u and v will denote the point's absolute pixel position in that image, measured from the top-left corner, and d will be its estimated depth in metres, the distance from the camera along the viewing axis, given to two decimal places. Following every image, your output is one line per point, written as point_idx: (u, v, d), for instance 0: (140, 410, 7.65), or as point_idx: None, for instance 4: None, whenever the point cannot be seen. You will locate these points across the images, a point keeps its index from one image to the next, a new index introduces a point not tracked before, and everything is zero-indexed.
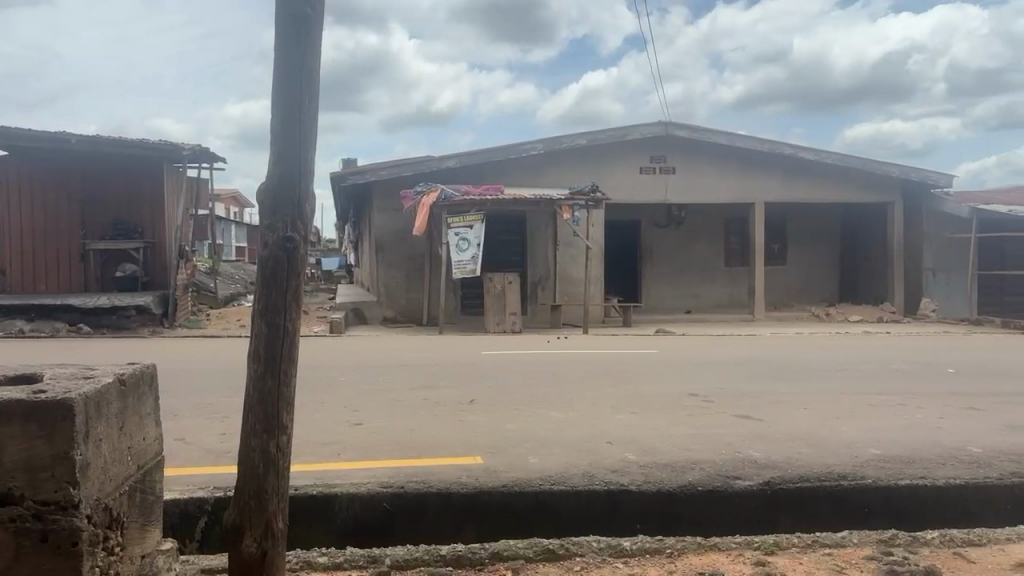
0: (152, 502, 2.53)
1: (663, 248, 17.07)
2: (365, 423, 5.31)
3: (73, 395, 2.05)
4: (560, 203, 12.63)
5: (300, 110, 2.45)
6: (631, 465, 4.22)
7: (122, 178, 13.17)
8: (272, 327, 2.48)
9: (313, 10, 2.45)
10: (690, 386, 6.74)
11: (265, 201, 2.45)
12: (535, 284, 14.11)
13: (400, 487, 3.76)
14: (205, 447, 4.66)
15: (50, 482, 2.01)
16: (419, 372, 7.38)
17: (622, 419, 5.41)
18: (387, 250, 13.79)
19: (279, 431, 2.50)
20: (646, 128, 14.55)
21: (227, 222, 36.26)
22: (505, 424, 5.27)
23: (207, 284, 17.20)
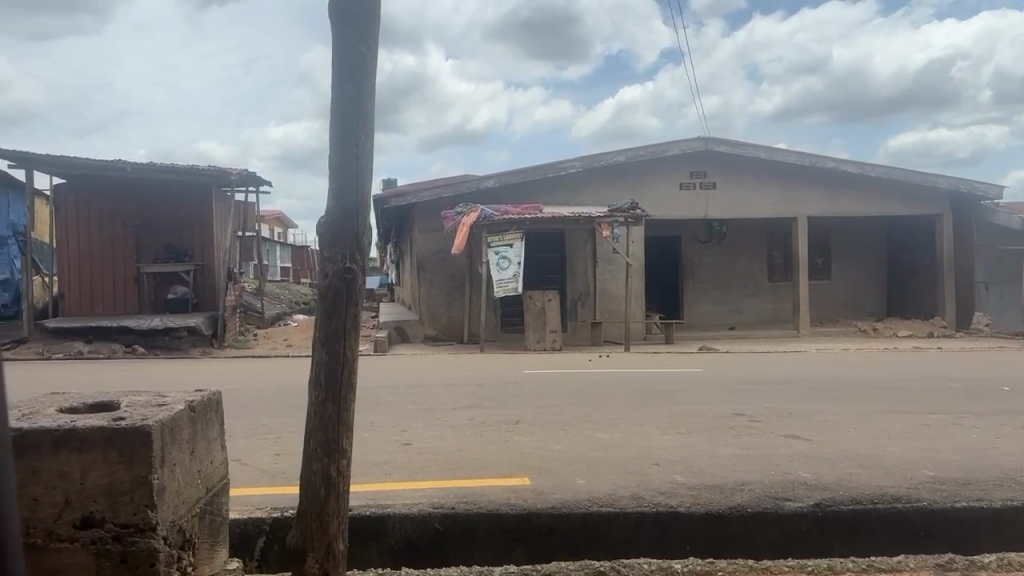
0: (219, 524, 2.63)
1: (704, 263, 16.93)
2: (414, 443, 5.41)
3: (149, 423, 2.17)
4: (600, 220, 12.62)
5: (356, 145, 2.55)
6: (680, 486, 4.23)
7: (174, 202, 13.64)
8: (331, 355, 2.58)
9: (366, 48, 2.57)
10: (737, 405, 6.70)
11: (326, 233, 2.57)
12: (576, 301, 14.10)
13: (451, 508, 3.83)
14: (261, 467, 4.78)
15: (130, 505, 2.12)
16: (465, 392, 7.46)
17: (667, 439, 5.41)
18: (427, 269, 13.96)
19: (339, 455, 2.59)
20: (684, 144, 14.50)
21: (273, 242, 37.16)
22: (551, 444, 5.32)
23: (255, 304, 17.55)
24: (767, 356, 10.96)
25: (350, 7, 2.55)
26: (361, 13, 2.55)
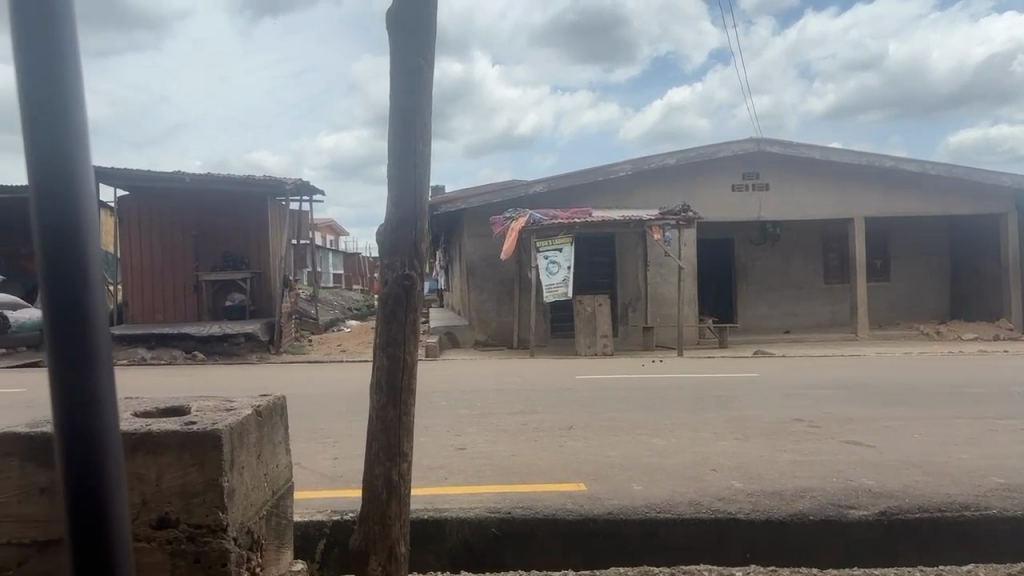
0: (284, 526, 2.69)
1: (758, 266, 16.65)
2: (468, 448, 5.45)
3: (220, 427, 2.24)
4: (651, 224, 12.55)
5: (414, 155, 2.59)
6: (738, 493, 4.17)
7: (231, 212, 14.00)
8: (392, 359, 2.63)
9: (425, 61, 2.62)
10: (794, 411, 6.58)
11: (386, 241, 2.62)
12: (626, 306, 14.01)
13: (508, 513, 3.84)
14: (320, 471, 4.87)
15: (202, 507, 2.19)
16: (517, 397, 7.48)
17: (724, 445, 5.34)
18: (476, 275, 14.03)
19: (400, 458, 2.63)
20: (735, 146, 14.29)
21: (325, 250, 37.87)
22: (606, 449, 5.30)
23: (309, 310, 17.88)
24: (823, 361, 10.71)
25: (409, 19, 2.60)
26: (419, 24, 2.60)
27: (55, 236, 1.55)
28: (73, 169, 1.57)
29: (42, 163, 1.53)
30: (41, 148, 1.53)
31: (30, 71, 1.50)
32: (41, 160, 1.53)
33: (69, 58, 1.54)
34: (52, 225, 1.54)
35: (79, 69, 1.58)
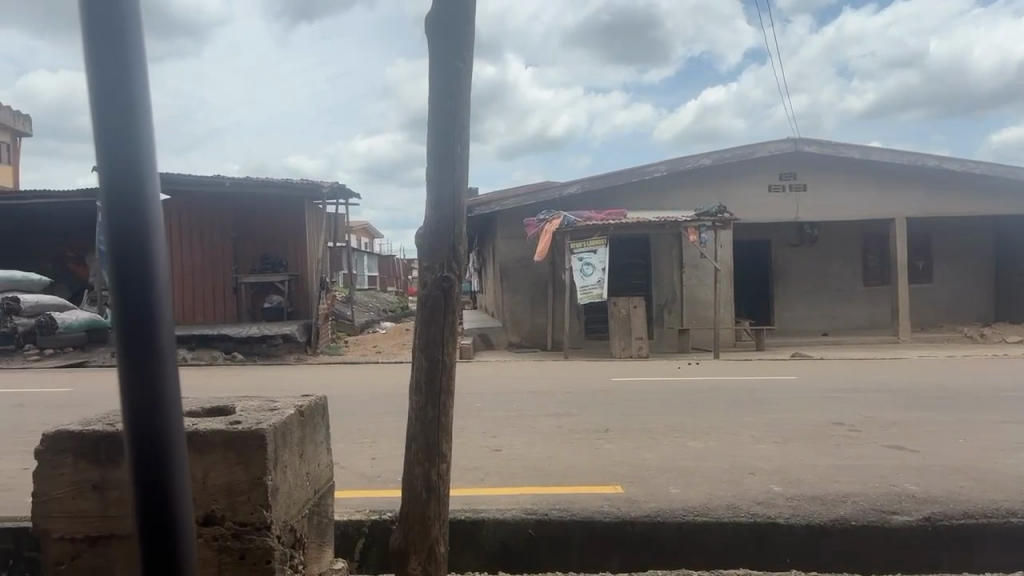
0: (326, 525, 2.73)
1: (796, 267, 16.42)
2: (504, 449, 5.47)
3: (265, 427, 2.29)
4: (687, 225, 12.46)
5: (453, 158, 2.62)
6: (778, 497, 4.12)
7: (269, 215, 14.22)
8: (431, 361, 2.65)
9: (464, 64, 2.64)
10: (833, 414, 6.49)
11: (425, 243, 2.65)
12: (662, 308, 13.93)
13: (545, 514, 3.85)
14: (358, 471, 4.91)
15: (247, 505, 2.23)
16: (552, 399, 7.48)
17: (763, 449, 5.28)
18: (510, 277, 14.06)
19: (439, 459, 2.65)
20: (772, 146, 14.13)
21: (360, 252, 38.27)
22: (643, 452, 5.28)
23: (344, 312, 18.08)
24: (862, 364, 10.54)
25: (448, 23, 2.62)
26: (457, 27, 2.62)
27: (130, 240, 1.65)
28: (142, 176, 1.66)
29: (116, 167, 1.62)
30: (116, 154, 1.62)
31: (105, 90, 1.58)
32: (115, 165, 1.62)
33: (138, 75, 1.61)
34: (123, 230, 1.64)
35: (145, 78, 1.65)
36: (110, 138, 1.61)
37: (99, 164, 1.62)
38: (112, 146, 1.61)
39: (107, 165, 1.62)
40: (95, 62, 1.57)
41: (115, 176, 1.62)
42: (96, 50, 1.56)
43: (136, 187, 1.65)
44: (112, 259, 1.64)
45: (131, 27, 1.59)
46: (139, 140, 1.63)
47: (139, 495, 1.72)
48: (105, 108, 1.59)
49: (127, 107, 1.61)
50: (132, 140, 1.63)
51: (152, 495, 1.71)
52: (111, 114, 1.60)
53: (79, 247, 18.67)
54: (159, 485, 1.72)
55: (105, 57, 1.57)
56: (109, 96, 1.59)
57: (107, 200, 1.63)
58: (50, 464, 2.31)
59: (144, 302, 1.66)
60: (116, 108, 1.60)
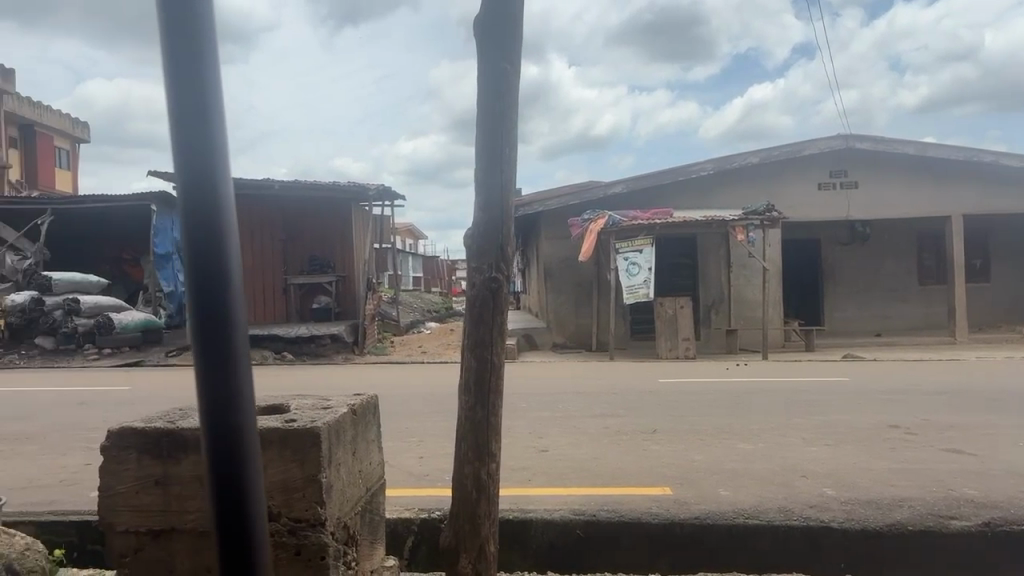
0: (377, 522, 2.77)
1: (848, 267, 16.07)
2: (551, 450, 5.47)
3: (319, 425, 2.33)
4: (734, 224, 12.29)
5: (501, 161, 2.63)
6: (831, 500, 4.05)
7: (317, 217, 14.48)
8: (481, 361, 2.66)
9: (512, 66, 2.65)
10: (887, 416, 6.34)
11: (473, 244, 2.67)
12: (709, 309, 13.80)
13: (593, 515, 3.84)
14: (407, 470, 4.97)
15: (302, 501, 2.27)
16: (598, 400, 7.46)
17: (814, 451, 5.18)
18: (554, 277, 14.04)
19: (488, 458, 2.67)
20: (823, 142, 13.85)
21: (405, 253, 38.66)
22: (691, 453, 5.23)
23: (390, 312, 18.29)
24: (916, 365, 10.29)
25: (496, 26, 2.63)
26: (506, 30, 2.63)
27: (205, 244, 1.67)
28: (217, 180, 1.67)
29: (191, 172, 1.64)
30: (192, 160, 1.64)
31: (180, 98, 1.60)
32: (190, 171, 1.64)
33: (211, 83, 1.62)
34: (198, 234, 1.67)
35: (219, 85, 1.66)
36: (186, 143, 1.63)
37: (176, 168, 1.64)
38: (188, 152, 1.63)
39: (184, 169, 1.64)
40: (171, 70, 1.59)
41: (191, 180, 1.64)
42: (173, 57, 1.58)
43: (211, 190, 1.67)
44: (188, 262, 1.67)
45: (205, 33, 1.60)
46: (213, 146, 1.65)
47: (216, 488, 1.77)
48: (180, 114, 1.61)
49: (202, 113, 1.63)
50: (207, 145, 1.65)
51: (227, 490, 1.76)
52: (187, 120, 1.62)
53: (134, 250, 19.27)
54: (234, 480, 1.76)
55: (181, 65, 1.59)
56: (185, 103, 1.61)
57: (184, 204, 1.66)
58: (115, 459, 2.39)
59: (219, 303, 1.69)
60: (190, 114, 1.62)
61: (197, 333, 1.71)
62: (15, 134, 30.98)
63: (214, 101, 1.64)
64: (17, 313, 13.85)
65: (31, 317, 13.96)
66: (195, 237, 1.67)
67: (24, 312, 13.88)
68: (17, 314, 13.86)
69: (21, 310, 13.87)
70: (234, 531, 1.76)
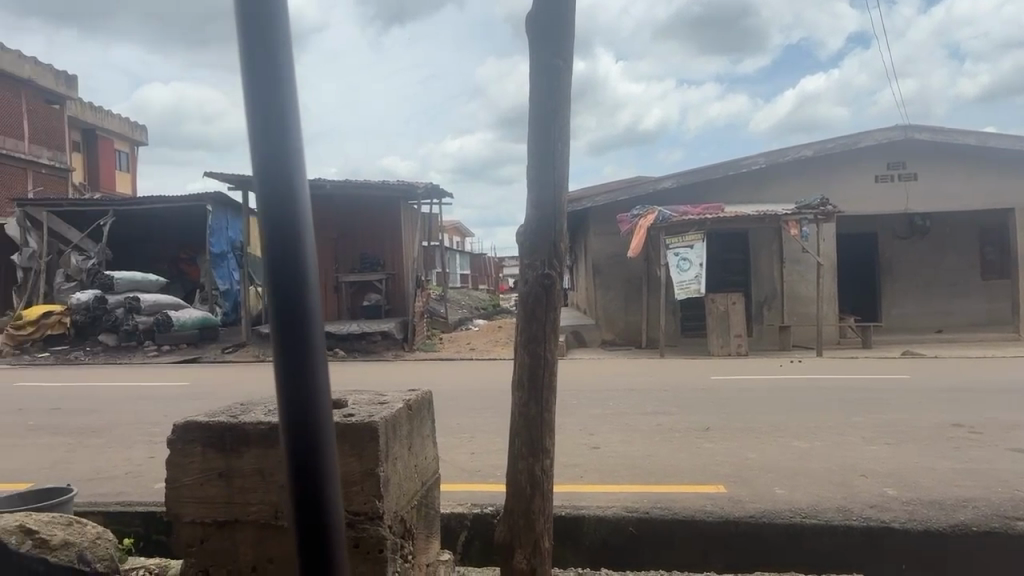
0: (432, 517, 2.80)
1: (906, 261, 15.63)
2: (602, 447, 5.44)
3: (376, 420, 2.37)
4: (787, 218, 12.05)
5: (553, 159, 2.63)
6: (892, 501, 3.95)
7: (367, 216, 14.66)
8: (534, 356, 2.66)
9: (564, 64, 2.65)
10: (950, 415, 6.15)
11: (527, 242, 2.67)
12: (761, 305, 13.57)
13: (646, 512, 3.81)
14: (459, 465, 5.00)
15: (361, 495, 2.31)
16: (649, 397, 7.39)
17: (874, 450, 5.05)
18: (603, 273, 13.98)
19: (543, 455, 2.67)
20: (879, 134, 13.48)
21: (453, 251, 38.90)
22: (745, 451, 5.15)
23: (439, 309, 18.43)
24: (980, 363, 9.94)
25: (548, 24, 2.63)
26: (557, 27, 2.63)
27: (283, 254, 1.56)
28: (295, 186, 1.57)
29: (269, 178, 1.54)
30: (270, 164, 1.54)
31: (257, 99, 1.51)
32: (268, 176, 1.54)
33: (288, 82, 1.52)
34: (276, 243, 1.56)
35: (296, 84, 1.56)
36: (263, 146, 1.53)
37: (253, 173, 1.54)
38: (265, 156, 1.53)
39: (261, 174, 1.54)
40: (250, 69, 1.50)
41: (269, 186, 1.53)
42: (250, 56, 1.50)
43: (290, 193, 1.56)
44: (267, 274, 1.56)
45: (280, 30, 1.51)
46: (289, 149, 1.54)
47: (297, 509, 1.65)
48: (257, 115, 1.51)
49: (279, 113, 1.53)
50: (285, 148, 1.55)
51: (308, 511, 1.64)
52: (263, 122, 1.52)
53: (191, 249, 19.77)
54: (315, 502, 1.64)
55: (257, 63, 1.50)
56: (261, 102, 1.51)
57: (262, 209, 1.56)
58: (181, 452, 2.46)
59: (299, 315, 1.58)
60: (267, 116, 1.52)
61: (279, 348, 1.60)
62: (79, 138, 32.07)
63: (291, 100, 1.54)
64: (80, 313, 14.26)
65: (94, 316, 14.34)
66: (272, 244, 1.56)
67: (86, 312, 14.27)
68: (80, 314, 14.28)
69: (83, 310, 14.26)
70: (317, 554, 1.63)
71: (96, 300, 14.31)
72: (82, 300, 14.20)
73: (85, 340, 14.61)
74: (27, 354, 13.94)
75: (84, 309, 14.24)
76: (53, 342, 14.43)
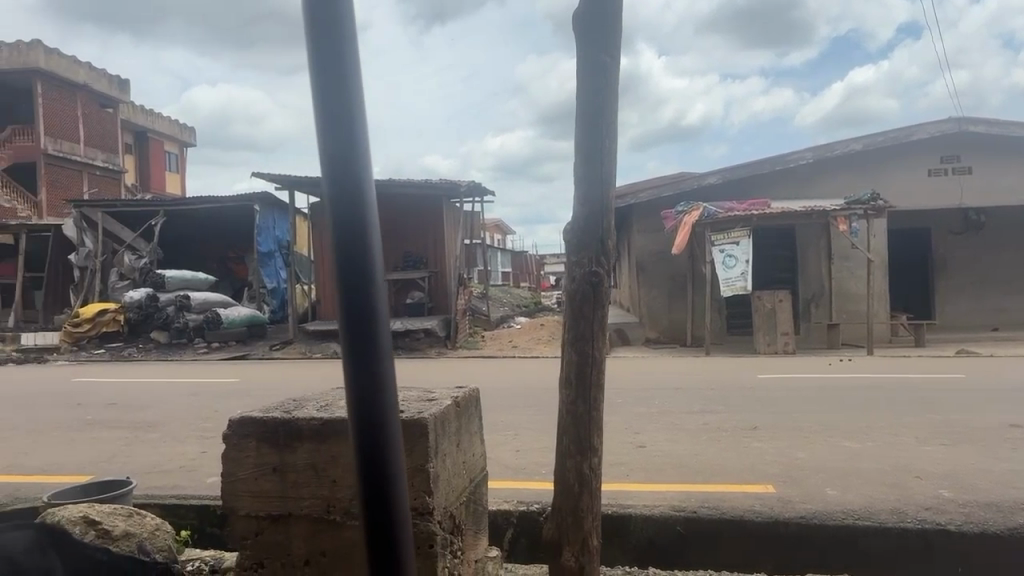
0: (480, 514, 2.81)
1: (960, 258, 15.19)
2: (648, 446, 5.40)
3: (425, 416, 2.39)
4: (836, 213, 11.82)
5: (600, 156, 2.62)
6: (948, 502, 3.85)
7: (410, 214, 14.78)
8: (582, 354, 2.66)
9: (611, 60, 2.63)
10: (1008, 416, 5.96)
11: (575, 240, 2.66)
12: (809, 303, 13.32)
13: (694, 512, 3.78)
14: (505, 463, 5.01)
15: (410, 491, 2.34)
16: (695, 396, 7.31)
17: (929, 451, 4.93)
18: (647, 270, 13.88)
19: (591, 452, 2.66)
20: (932, 126, 13.14)
21: (494, 249, 38.97)
22: (794, 451, 5.07)
23: (481, 307, 18.50)
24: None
25: (594, 22, 2.62)
26: (604, 24, 2.61)
27: (351, 254, 1.54)
28: (365, 184, 1.55)
29: (338, 177, 1.52)
30: (338, 162, 1.52)
31: (326, 97, 1.48)
32: (338, 175, 1.52)
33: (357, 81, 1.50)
34: (345, 243, 1.54)
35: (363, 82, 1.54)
36: (333, 145, 1.50)
37: (321, 172, 1.53)
38: (336, 155, 1.51)
39: (329, 173, 1.52)
40: (320, 68, 1.48)
41: (338, 185, 1.52)
42: (319, 54, 1.47)
43: (359, 195, 1.54)
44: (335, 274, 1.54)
45: (344, 28, 1.49)
46: (360, 146, 1.52)
47: (366, 507, 1.64)
48: (325, 114, 1.49)
49: (347, 111, 1.50)
50: (355, 146, 1.52)
51: (376, 510, 1.63)
52: (332, 120, 1.49)
53: (238, 248, 20.16)
54: (383, 501, 1.63)
55: (328, 62, 1.48)
56: (331, 102, 1.49)
57: (330, 208, 1.54)
58: (236, 447, 2.52)
59: (367, 315, 1.57)
60: (335, 115, 1.49)
61: (347, 348, 1.59)
62: (131, 140, 32.93)
63: (359, 98, 1.52)
64: (134, 311, 14.68)
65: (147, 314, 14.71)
66: (340, 242, 1.54)
67: (140, 309, 14.68)
68: (134, 311, 14.69)
69: (136, 307, 14.67)
70: (385, 552, 1.63)
71: (150, 298, 14.73)
72: (135, 298, 14.63)
73: (139, 338, 15.00)
74: (83, 350, 14.38)
75: (137, 307, 14.65)
76: (108, 340, 14.86)
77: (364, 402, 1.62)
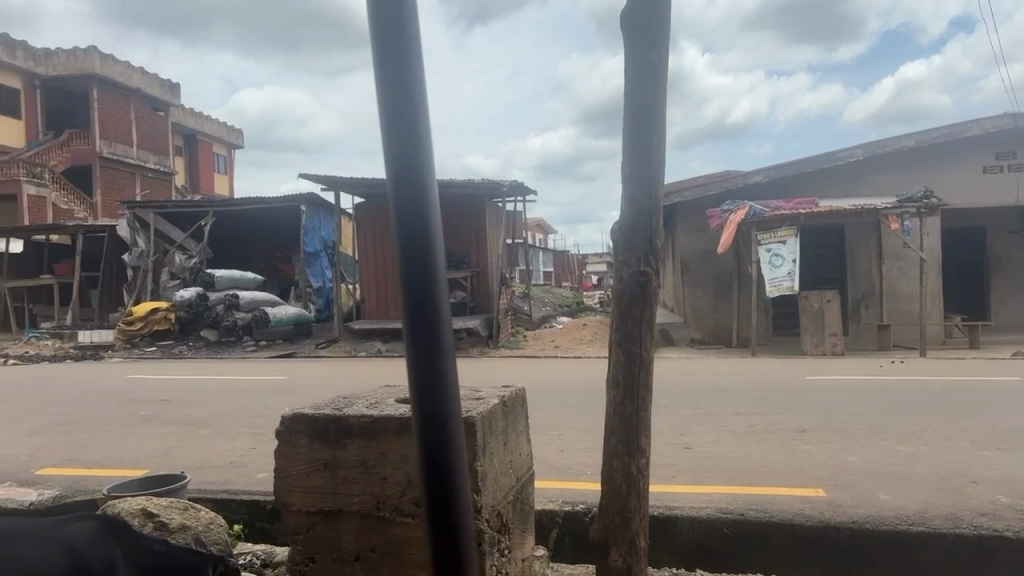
0: (527, 512, 2.82)
1: (1017, 257, 14.73)
2: (694, 447, 5.34)
3: (473, 414, 2.41)
4: (887, 212, 11.56)
5: (649, 153, 2.60)
6: (1006, 509, 3.73)
7: (453, 214, 14.86)
8: (630, 354, 2.65)
9: (659, 57, 2.62)
10: None
11: (624, 239, 2.65)
12: (859, 302, 13.03)
13: (741, 514, 3.73)
14: (549, 463, 5.01)
15: None
16: (741, 397, 7.21)
17: (987, 456, 4.78)
18: (691, 270, 13.78)
19: (638, 453, 2.65)
20: (987, 122, 12.75)
21: (536, 249, 38.97)
22: (845, 455, 4.97)
23: (523, 306, 18.52)
24: None
25: (643, 20, 2.61)
26: (652, 22, 2.60)
27: (413, 252, 1.55)
28: (428, 183, 1.56)
29: (403, 177, 1.53)
30: (402, 161, 1.53)
31: (391, 96, 1.49)
32: (402, 174, 1.53)
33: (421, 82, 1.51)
34: (408, 242, 1.56)
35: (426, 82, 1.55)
36: (398, 146, 1.52)
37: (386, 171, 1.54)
38: (401, 155, 1.52)
39: (393, 172, 1.53)
40: (385, 67, 1.48)
41: (402, 185, 1.53)
42: (386, 54, 1.48)
43: (422, 194, 1.55)
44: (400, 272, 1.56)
45: (409, 28, 1.50)
46: (424, 146, 1.54)
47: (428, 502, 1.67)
48: (390, 114, 1.51)
49: (411, 110, 1.51)
50: (419, 146, 1.54)
51: (438, 505, 1.65)
52: (397, 120, 1.51)
53: (285, 248, 20.55)
54: (445, 497, 1.65)
55: (394, 62, 1.49)
56: (396, 102, 1.50)
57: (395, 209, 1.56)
58: (289, 443, 2.56)
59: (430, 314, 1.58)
60: (401, 114, 1.50)
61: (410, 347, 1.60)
62: (180, 143, 33.76)
63: (423, 97, 1.52)
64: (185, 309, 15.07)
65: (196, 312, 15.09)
66: (405, 240, 1.56)
67: (190, 308, 15.05)
68: (184, 309, 15.08)
69: (187, 306, 15.05)
70: (446, 547, 1.65)
71: (199, 297, 15.10)
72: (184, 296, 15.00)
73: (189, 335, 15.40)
74: (136, 347, 14.80)
75: (188, 305, 15.03)
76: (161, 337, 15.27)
77: (425, 400, 1.64)
